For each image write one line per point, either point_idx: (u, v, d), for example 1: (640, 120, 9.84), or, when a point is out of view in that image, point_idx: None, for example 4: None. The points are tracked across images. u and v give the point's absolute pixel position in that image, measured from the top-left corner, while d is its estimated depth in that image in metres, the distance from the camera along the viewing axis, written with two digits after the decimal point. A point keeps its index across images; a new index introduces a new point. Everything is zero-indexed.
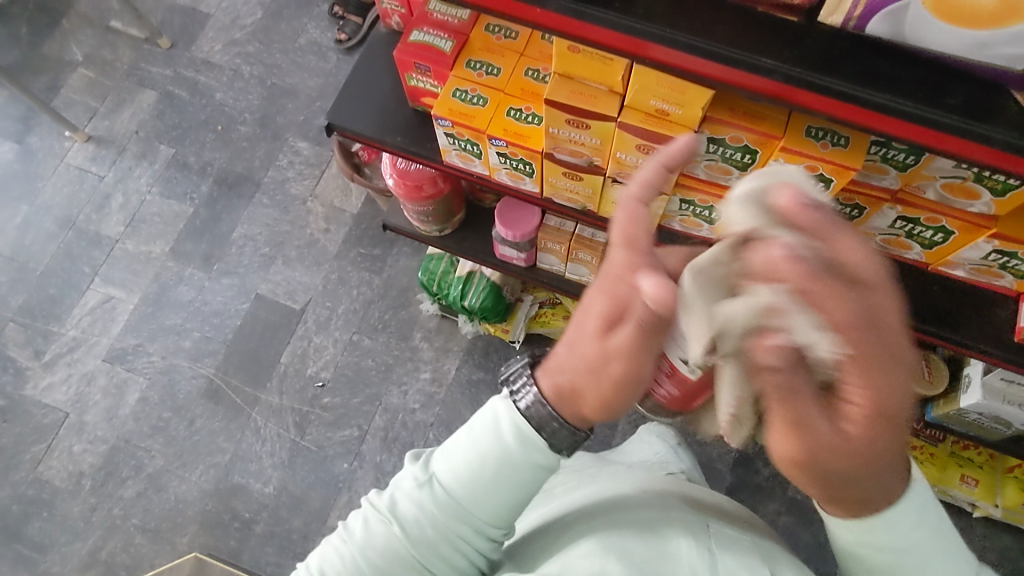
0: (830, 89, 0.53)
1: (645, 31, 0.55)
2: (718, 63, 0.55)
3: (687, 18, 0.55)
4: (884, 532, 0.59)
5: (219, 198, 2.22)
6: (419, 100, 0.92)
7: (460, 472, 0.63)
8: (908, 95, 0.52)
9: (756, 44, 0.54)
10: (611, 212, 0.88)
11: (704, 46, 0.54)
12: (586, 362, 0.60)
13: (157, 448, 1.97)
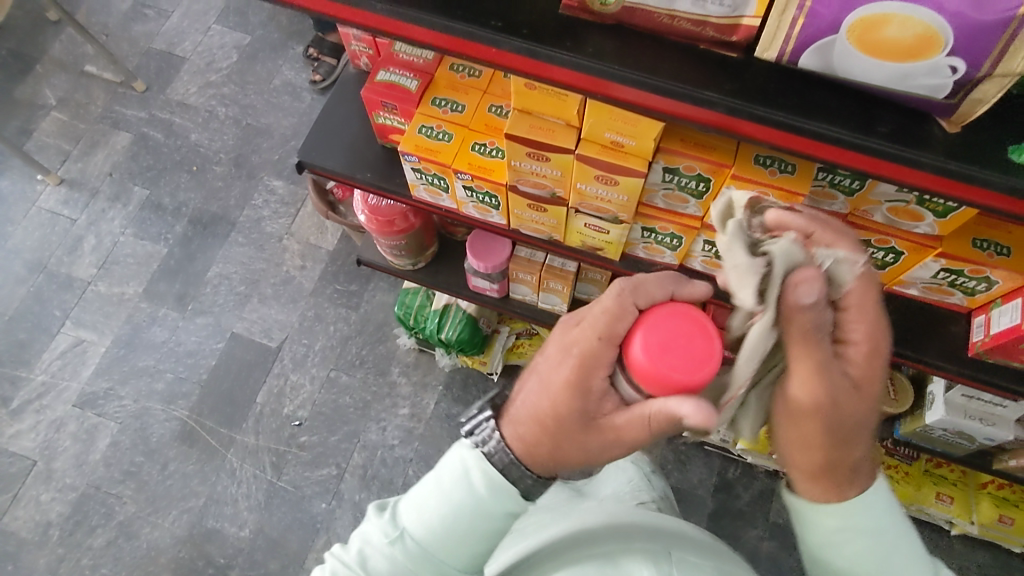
0: (773, 119, 0.55)
1: (595, 68, 0.58)
2: (666, 97, 0.57)
3: (633, 55, 0.57)
4: (862, 515, 0.61)
5: (193, 238, 2.22)
6: (387, 137, 0.95)
7: (432, 523, 0.63)
8: (843, 124, 0.54)
9: (700, 78, 0.56)
10: (576, 241, 0.90)
11: (651, 81, 0.57)
12: (578, 442, 0.62)
13: (128, 494, 1.92)
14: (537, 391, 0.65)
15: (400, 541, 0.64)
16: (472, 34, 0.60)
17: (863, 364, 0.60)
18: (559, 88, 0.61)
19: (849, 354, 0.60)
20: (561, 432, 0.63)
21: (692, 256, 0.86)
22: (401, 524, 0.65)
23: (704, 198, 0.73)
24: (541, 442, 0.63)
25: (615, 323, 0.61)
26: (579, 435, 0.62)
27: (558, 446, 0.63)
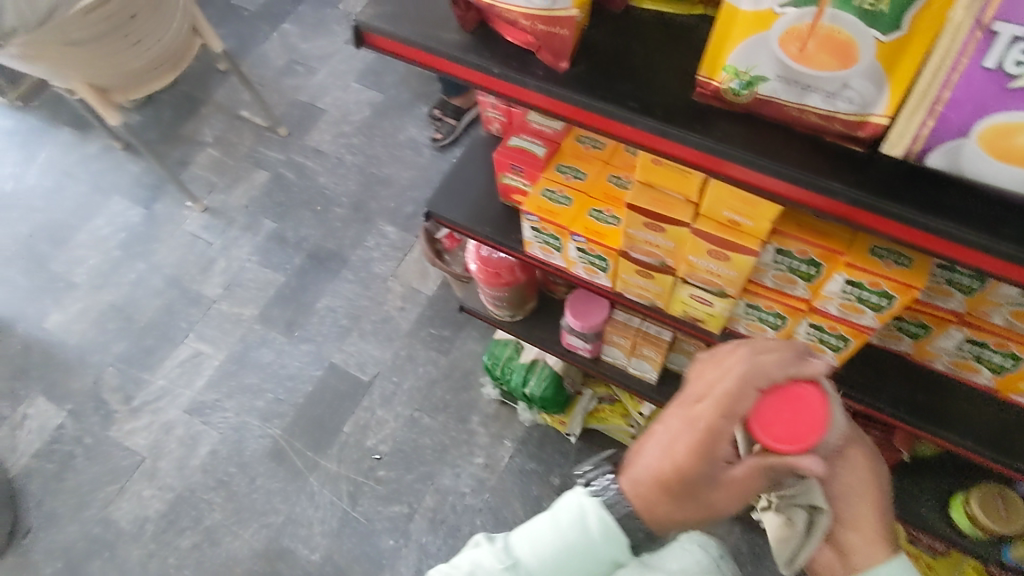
0: (892, 213, 0.58)
1: (722, 151, 0.62)
2: (786, 182, 0.61)
3: (759, 142, 0.62)
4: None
5: (309, 271, 2.41)
6: (509, 196, 1.03)
7: (547, 558, 0.66)
8: (966, 221, 0.56)
9: (823, 168, 0.60)
10: (679, 311, 0.93)
11: (774, 167, 0.61)
12: (702, 500, 0.65)
13: (217, 501, 2.05)
14: (654, 451, 0.67)
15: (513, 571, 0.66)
16: (610, 112, 0.67)
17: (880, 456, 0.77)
18: (684, 166, 0.66)
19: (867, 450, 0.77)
20: (683, 492, 0.65)
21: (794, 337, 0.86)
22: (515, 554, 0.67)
23: (814, 282, 0.74)
24: (663, 500, 0.66)
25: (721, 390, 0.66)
26: (701, 495, 0.65)
27: (673, 505, 0.66)
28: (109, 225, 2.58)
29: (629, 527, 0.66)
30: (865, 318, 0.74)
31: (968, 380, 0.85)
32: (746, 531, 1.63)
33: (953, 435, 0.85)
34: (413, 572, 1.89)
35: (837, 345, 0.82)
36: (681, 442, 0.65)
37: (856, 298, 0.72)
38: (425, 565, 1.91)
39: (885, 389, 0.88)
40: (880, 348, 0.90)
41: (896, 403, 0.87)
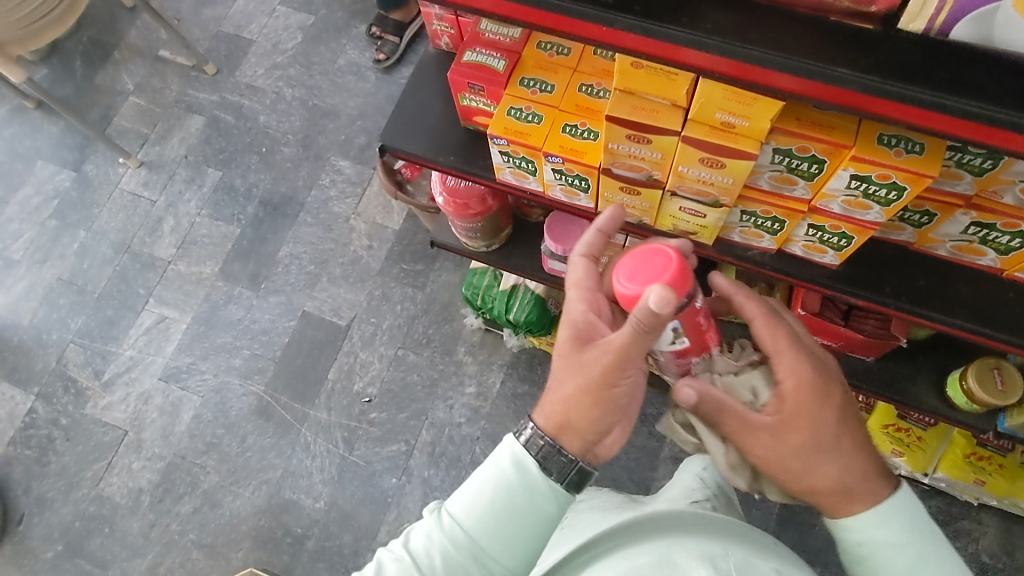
0: (912, 99, 0.51)
1: (716, 47, 0.54)
2: (789, 74, 0.54)
3: (756, 31, 0.54)
4: (878, 527, 0.75)
5: (265, 219, 2.27)
6: (471, 119, 0.93)
7: (467, 503, 0.70)
8: (996, 100, 0.49)
9: (831, 54, 0.52)
10: (668, 225, 0.86)
11: (777, 59, 0.53)
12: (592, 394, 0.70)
13: (211, 464, 2.02)
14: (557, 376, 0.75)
15: (447, 530, 0.70)
16: (581, 13, 0.57)
17: (796, 407, 0.76)
18: (672, 68, 0.58)
19: (789, 398, 0.76)
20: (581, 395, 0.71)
21: (792, 239, 0.81)
22: (449, 514, 0.71)
23: (816, 180, 0.68)
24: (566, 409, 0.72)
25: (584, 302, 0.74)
26: (596, 377, 0.70)
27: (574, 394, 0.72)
28: (38, 194, 2.39)
29: (548, 463, 0.70)
30: (871, 213, 0.70)
31: (971, 264, 0.82)
32: None
33: (955, 319, 0.81)
34: (418, 506, 1.90)
35: (839, 243, 0.78)
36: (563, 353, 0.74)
37: (861, 193, 0.67)
38: (430, 498, 1.93)
39: (886, 280, 0.83)
40: (880, 240, 0.84)
41: (898, 294, 0.83)
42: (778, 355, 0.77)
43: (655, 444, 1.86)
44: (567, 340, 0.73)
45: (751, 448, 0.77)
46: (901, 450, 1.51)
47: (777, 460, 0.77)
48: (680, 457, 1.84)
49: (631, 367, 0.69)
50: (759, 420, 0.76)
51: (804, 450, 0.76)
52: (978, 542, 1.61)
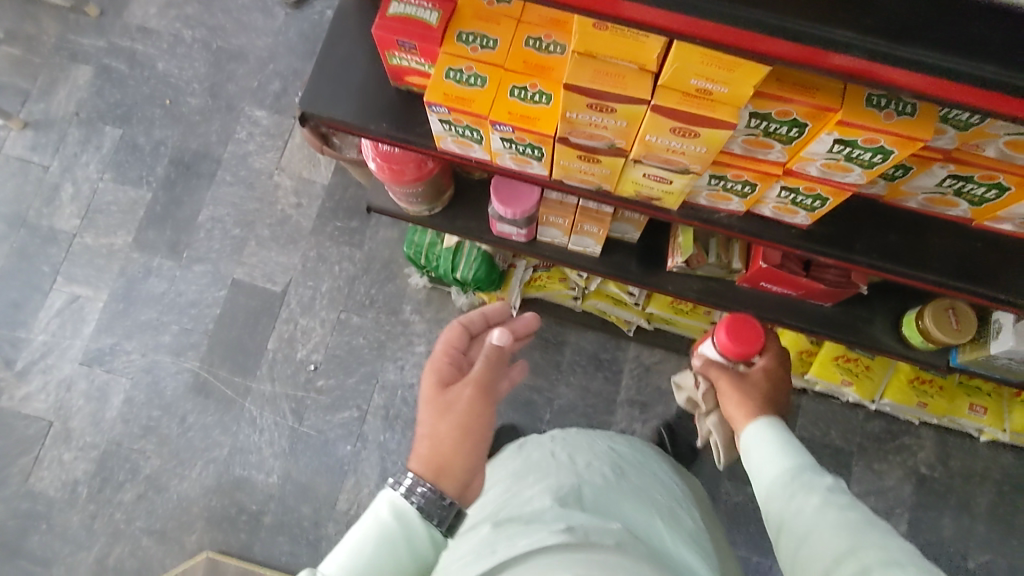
0: (924, 64, 0.45)
1: (700, 6, 0.46)
2: (777, 37, 0.46)
3: None
4: (765, 438, 0.88)
5: (178, 180, 2.07)
6: (403, 79, 0.82)
7: (344, 564, 0.64)
8: (1008, 61, 0.44)
9: (833, 13, 0.45)
10: (629, 191, 0.79)
11: (770, 20, 0.45)
12: (455, 428, 0.72)
13: (151, 448, 1.90)
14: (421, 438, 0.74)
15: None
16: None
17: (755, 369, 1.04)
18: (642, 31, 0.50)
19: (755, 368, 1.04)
20: (446, 434, 0.72)
21: (762, 201, 0.76)
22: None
23: (794, 143, 0.62)
24: (433, 454, 0.71)
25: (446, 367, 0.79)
26: (461, 412, 0.73)
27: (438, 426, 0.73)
28: None
29: (425, 507, 0.67)
30: (851, 175, 0.64)
31: (941, 215, 0.79)
32: None
33: (926, 274, 0.79)
34: (376, 470, 1.86)
35: (812, 205, 0.73)
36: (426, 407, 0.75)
37: (843, 157, 0.61)
38: (388, 461, 1.89)
39: (857, 237, 0.80)
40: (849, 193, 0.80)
41: (869, 251, 0.79)
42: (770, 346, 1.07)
43: (611, 388, 1.85)
44: (431, 386, 0.77)
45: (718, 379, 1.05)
46: (850, 379, 1.55)
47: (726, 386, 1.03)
48: (637, 399, 1.84)
49: (491, 403, 0.75)
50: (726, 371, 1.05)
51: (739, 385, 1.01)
52: (917, 455, 1.70)
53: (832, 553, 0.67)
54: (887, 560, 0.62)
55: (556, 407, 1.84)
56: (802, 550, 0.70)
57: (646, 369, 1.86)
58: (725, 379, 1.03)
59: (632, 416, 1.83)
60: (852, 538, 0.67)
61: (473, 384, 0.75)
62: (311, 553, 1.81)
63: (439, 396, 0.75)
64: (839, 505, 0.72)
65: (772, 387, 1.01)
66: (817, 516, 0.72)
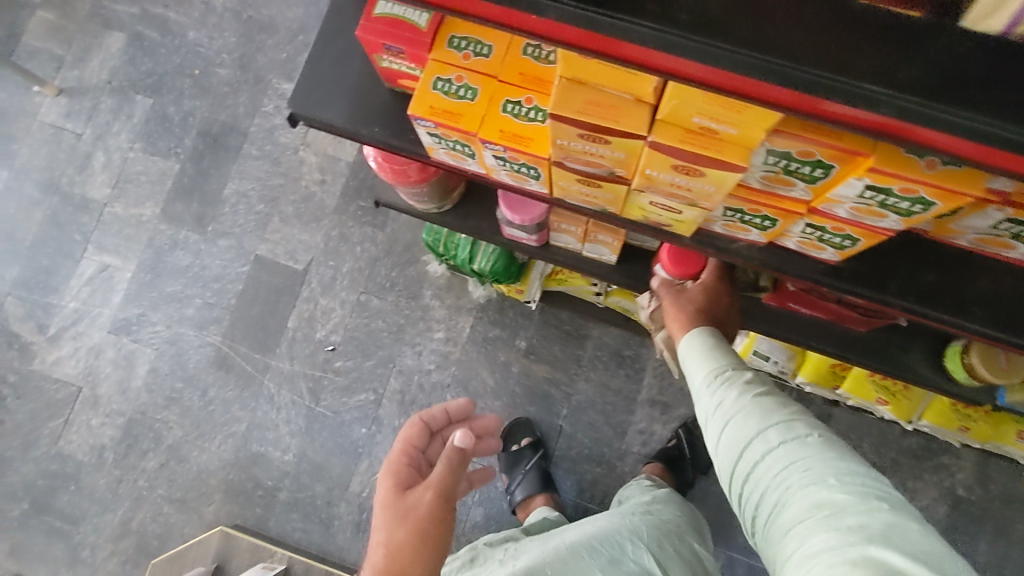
0: (961, 127, 0.39)
1: (705, 52, 0.41)
2: (791, 89, 0.41)
3: (750, 26, 0.41)
4: (692, 348, 0.84)
5: (205, 152, 2.00)
6: (396, 82, 0.75)
7: None
8: None
9: (857, 66, 0.40)
10: (636, 215, 0.71)
11: (783, 69, 0.40)
12: (411, 526, 0.77)
13: (173, 418, 1.88)
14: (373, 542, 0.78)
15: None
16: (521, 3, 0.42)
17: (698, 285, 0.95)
18: (636, 69, 0.44)
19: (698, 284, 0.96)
20: (400, 534, 0.76)
21: (785, 234, 0.67)
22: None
23: (819, 184, 0.54)
24: (388, 555, 0.75)
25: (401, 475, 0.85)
26: (418, 514, 0.78)
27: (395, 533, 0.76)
28: None
29: None
30: (884, 220, 0.56)
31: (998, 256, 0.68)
32: None
33: (970, 322, 0.69)
34: None
35: (841, 243, 0.64)
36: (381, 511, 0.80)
37: (876, 203, 0.53)
38: None
39: (891, 276, 0.71)
40: None
41: (903, 293, 0.71)
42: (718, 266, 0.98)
43: (632, 386, 1.77)
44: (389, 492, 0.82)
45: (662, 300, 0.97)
46: (886, 398, 1.44)
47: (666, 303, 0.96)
48: (658, 399, 1.76)
49: (449, 506, 0.81)
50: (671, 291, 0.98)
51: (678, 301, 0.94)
52: (954, 475, 1.60)
53: (743, 438, 0.71)
54: (791, 438, 0.68)
55: (574, 402, 1.78)
56: (727, 434, 0.73)
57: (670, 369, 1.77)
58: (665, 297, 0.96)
59: (651, 417, 1.75)
60: (764, 418, 0.71)
61: (432, 489, 0.81)
62: (323, 532, 1.77)
63: (400, 502, 0.80)
64: (757, 393, 0.74)
65: (711, 300, 0.93)
66: (737, 406, 0.74)
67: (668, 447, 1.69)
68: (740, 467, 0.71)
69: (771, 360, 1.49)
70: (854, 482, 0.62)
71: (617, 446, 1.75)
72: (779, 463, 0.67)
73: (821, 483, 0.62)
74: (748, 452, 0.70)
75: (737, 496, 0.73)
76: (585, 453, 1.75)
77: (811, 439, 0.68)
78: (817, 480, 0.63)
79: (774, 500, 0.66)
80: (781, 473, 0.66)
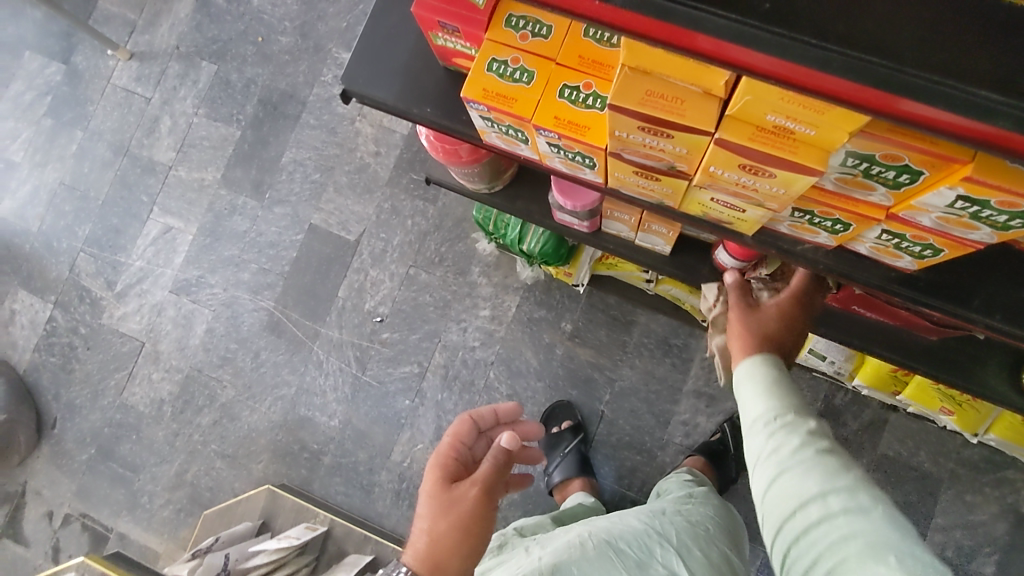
0: None
1: (786, 46, 0.37)
2: (882, 91, 0.37)
3: (838, 20, 0.37)
4: (756, 377, 0.75)
5: (265, 120, 2.03)
6: (451, 61, 0.73)
7: None
8: None
9: (965, 69, 0.36)
10: (695, 209, 0.67)
11: (872, 69, 0.36)
12: (453, 519, 0.78)
13: (227, 378, 1.94)
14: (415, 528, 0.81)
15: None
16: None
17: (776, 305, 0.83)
18: (712, 66, 0.41)
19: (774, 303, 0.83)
20: (444, 530, 0.78)
21: (857, 239, 0.62)
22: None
23: (903, 190, 0.49)
24: (428, 556, 0.77)
25: (446, 464, 0.85)
26: (461, 512, 0.79)
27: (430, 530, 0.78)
28: (30, 89, 2.17)
29: None
30: (975, 232, 0.51)
31: None
32: None
33: None
34: (433, 428, 1.82)
35: (920, 252, 0.59)
36: (425, 502, 0.81)
37: (967, 215, 0.48)
38: (445, 421, 1.84)
39: (977, 291, 0.65)
40: None
41: (990, 309, 0.64)
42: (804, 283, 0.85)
43: (678, 375, 1.72)
44: (437, 481, 0.83)
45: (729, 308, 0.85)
46: (951, 409, 1.35)
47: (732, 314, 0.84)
48: (704, 391, 1.71)
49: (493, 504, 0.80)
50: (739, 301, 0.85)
51: (748, 317, 0.82)
52: (1020, 493, 1.49)
53: (796, 494, 0.65)
54: (852, 506, 0.62)
55: (617, 388, 1.75)
56: (780, 486, 0.67)
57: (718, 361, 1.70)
58: (733, 308, 0.84)
59: (697, 409, 1.70)
60: (825, 477, 0.65)
61: (478, 485, 0.80)
62: (365, 497, 1.81)
63: (448, 494, 0.80)
64: (820, 448, 0.67)
65: (785, 327, 0.81)
66: (796, 457, 0.67)
67: (712, 441, 1.64)
68: (789, 524, 0.66)
69: (827, 359, 1.42)
70: (916, 567, 0.57)
71: (659, 435, 1.71)
72: (836, 533, 0.62)
73: (881, 561, 0.58)
74: (802, 511, 0.65)
75: (779, 549, 0.68)
76: (625, 440, 1.73)
77: (874, 509, 0.62)
78: (876, 557, 0.58)
79: (827, 569, 0.61)
80: (838, 543, 0.61)
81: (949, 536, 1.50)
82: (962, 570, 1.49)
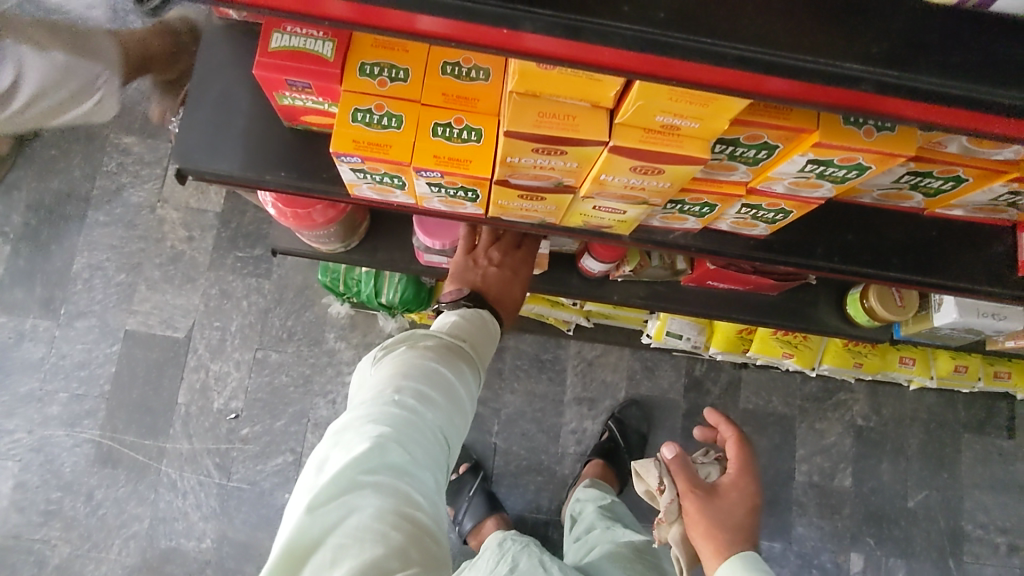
0: (908, 87, 0.44)
1: (678, 44, 0.43)
2: (760, 71, 0.44)
3: (712, 16, 0.43)
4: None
5: (41, 227, 1.75)
6: (297, 119, 0.70)
7: (470, 323, 0.79)
8: (983, 79, 0.43)
9: (834, 46, 0.43)
10: (576, 222, 0.71)
11: (750, 54, 0.43)
12: (512, 284, 0.91)
13: (56, 535, 1.61)
14: (471, 271, 0.90)
15: (415, 422, 0.62)
16: (496, 17, 0.43)
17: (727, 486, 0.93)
18: (608, 74, 0.46)
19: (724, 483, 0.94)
20: (507, 286, 0.90)
21: (719, 218, 0.70)
22: (399, 399, 0.63)
23: (760, 164, 0.57)
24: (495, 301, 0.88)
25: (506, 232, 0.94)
26: (519, 282, 0.92)
27: (496, 267, 0.91)
28: None
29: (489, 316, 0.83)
30: (820, 190, 0.59)
31: (891, 207, 0.77)
32: (636, 352, 1.77)
33: (897, 272, 0.76)
34: None
35: (773, 218, 0.67)
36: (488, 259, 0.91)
37: (814, 175, 0.56)
38: None
39: (816, 242, 0.77)
40: None
41: (830, 255, 0.76)
42: (736, 453, 0.96)
43: (557, 388, 1.74)
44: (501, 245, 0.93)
45: (685, 500, 0.93)
46: (790, 351, 1.53)
47: (692, 506, 0.92)
48: (583, 397, 1.74)
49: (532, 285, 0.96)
50: (689, 494, 0.93)
51: (711, 510, 0.90)
52: (852, 409, 1.74)
53: None
54: None
55: (503, 416, 1.71)
56: None
57: (589, 364, 1.76)
58: (690, 502, 0.93)
59: (581, 415, 1.73)
60: None
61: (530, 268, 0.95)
62: None
63: (500, 254, 0.92)
64: None
65: (737, 500, 0.92)
66: None
67: (602, 440, 1.67)
68: None
69: (683, 337, 1.56)
70: None
71: (553, 450, 1.71)
72: None
73: None
74: None
75: None
76: (524, 464, 1.70)
77: None
78: None
79: None
80: None
81: (813, 463, 1.71)
82: (829, 489, 1.70)
